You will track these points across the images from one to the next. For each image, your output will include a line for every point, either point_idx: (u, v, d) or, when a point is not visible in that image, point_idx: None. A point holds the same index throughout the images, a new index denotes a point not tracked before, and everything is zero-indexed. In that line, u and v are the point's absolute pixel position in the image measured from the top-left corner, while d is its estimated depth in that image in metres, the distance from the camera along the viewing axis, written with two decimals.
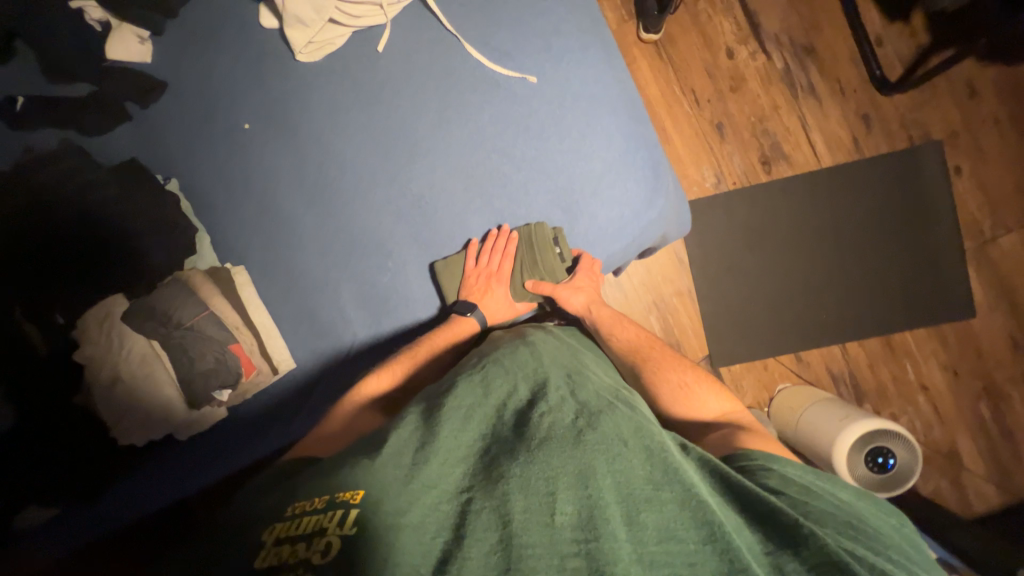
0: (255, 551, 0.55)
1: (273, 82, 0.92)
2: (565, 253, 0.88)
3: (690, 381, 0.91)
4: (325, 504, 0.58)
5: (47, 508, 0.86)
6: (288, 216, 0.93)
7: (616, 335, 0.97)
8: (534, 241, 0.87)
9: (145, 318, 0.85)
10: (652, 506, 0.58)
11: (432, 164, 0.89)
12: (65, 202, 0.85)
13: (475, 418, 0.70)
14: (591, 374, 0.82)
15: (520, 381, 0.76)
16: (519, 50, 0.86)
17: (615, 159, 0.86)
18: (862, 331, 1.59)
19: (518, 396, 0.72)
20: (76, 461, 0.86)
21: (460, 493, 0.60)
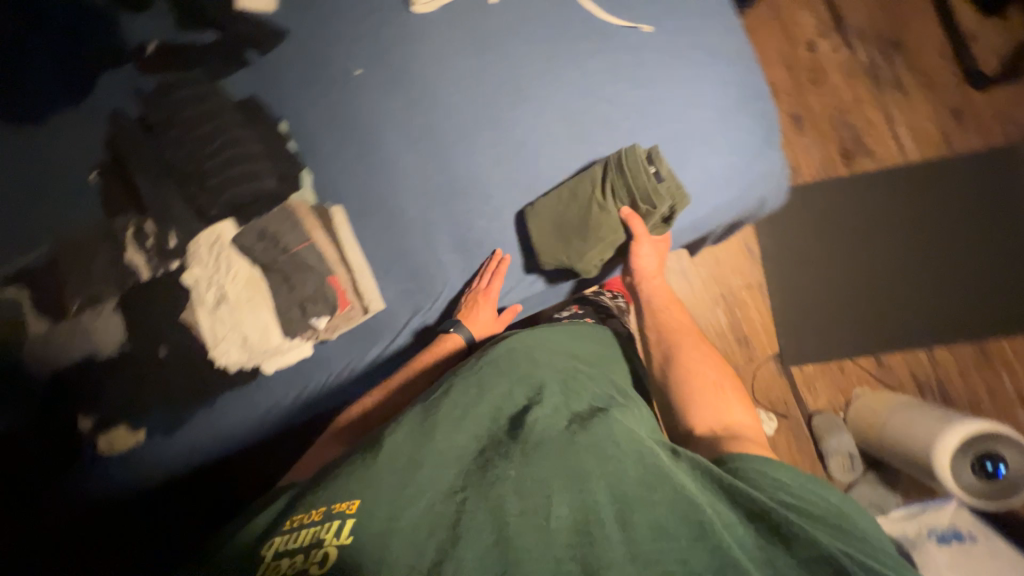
0: (257, 568, 0.51)
1: (387, 30, 0.95)
2: (662, 171, 0.84)
3: (713, 381, 0.79)
4: (321, 516, 0.53)
5: (137, 431, 0.90)
6: (387, 158, 0.94)
7: (660, 314, 0.91)
8: (625, 163, 0.84)
9: (255, 239, 0.88)
10: (644, 505, 0.51)
11: (538, 111, 0.90)
12: (192, 125, 0.91)
13: (470, 419, 0.62)
14: (580, 367, 0.75)
15: (516, 378, 0.68)
16: (634, 4, 0.90)
17: (727, 109, 0.88)
18: (952, 336, 1.48)
19: (515, 397, 0.66)
20: (166, 390, 0.90)
21: (454, 492, 0.54)
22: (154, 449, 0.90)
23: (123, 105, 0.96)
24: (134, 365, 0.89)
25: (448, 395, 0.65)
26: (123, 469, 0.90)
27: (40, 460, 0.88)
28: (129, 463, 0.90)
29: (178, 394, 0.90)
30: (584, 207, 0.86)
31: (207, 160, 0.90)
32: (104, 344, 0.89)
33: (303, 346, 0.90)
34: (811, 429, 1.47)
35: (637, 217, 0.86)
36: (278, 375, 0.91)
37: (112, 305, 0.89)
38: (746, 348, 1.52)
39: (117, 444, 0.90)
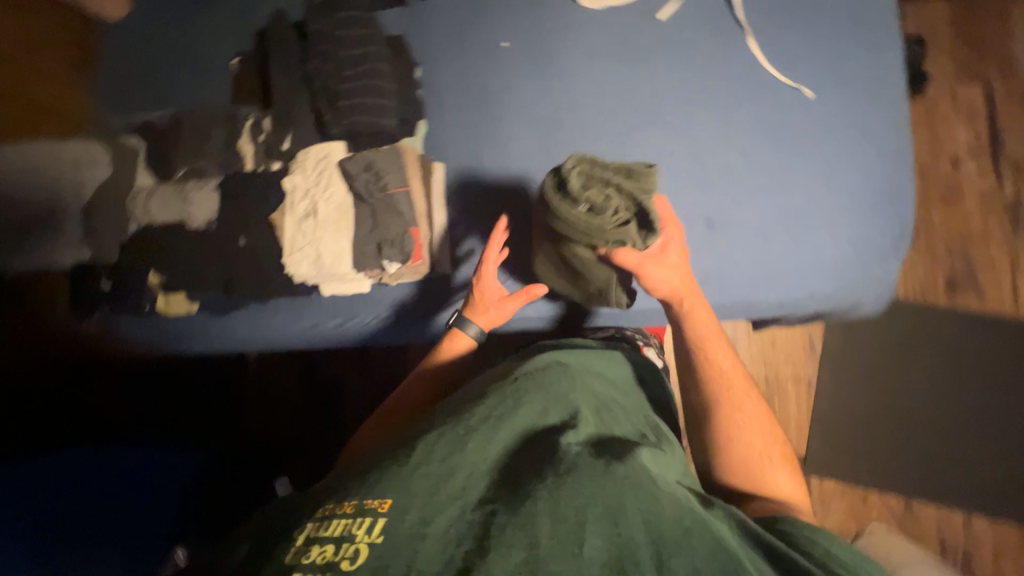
0: (283, 552, 0.44)
1: (547, 14, 0.96)
2: (590, 202, 0.72)
3: (761, 447, 0.73)
4: (352, 509, 0.45)
5: (194, 302, 0.98)
6: (503, 135, 0.94)
7: (701, 354, 0.77)
8: (561, 194, 0.73)
9: (359, 169, 0.89)
10: (685, 554, 0.46)
11: (666, 139, 0.88)
12: (339, 43, 0.91)
13: (503, 430, 0.57)
14: (612, 398, 0.70)
15: (552, 393, 0.64)
16: (804, 65, 0.85)
17: (857, 203, 0.84)
18: (997, 510, 1.36)
19: (550, 417, 0.60)
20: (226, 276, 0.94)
21: (484, 503, 0.48)
22: (204, 325, 0.99)
23: (286, 7, 1.01)
24: (212, 245, 0.94)
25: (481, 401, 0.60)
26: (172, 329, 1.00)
27: (114, 299, 0.97)
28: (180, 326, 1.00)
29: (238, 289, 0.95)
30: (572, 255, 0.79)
31: (342, 80, 0.90)
32: (193, 216, 0.94)
33: (365, 283, 0.93)
34: None
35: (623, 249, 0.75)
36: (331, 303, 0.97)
37: (213, 184, 0.95)
38: None
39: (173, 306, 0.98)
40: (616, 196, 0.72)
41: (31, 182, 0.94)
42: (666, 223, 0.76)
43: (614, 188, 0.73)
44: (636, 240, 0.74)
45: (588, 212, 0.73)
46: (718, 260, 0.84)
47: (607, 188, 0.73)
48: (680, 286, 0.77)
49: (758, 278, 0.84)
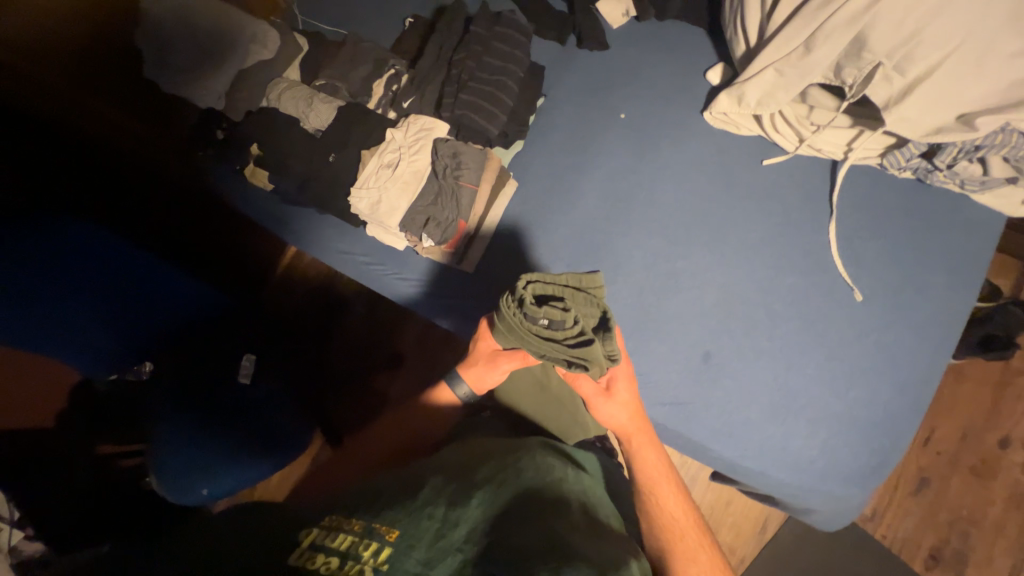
0: (295, 550, 0.51)
1: (671, 112, 1.03)
2: (550, 320, 0.72)
3: None
4: (359, 530, 0.52)
5: (270, 184, 1.14)
6: (579, 189, 1.04)
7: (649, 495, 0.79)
8: (521, 313, 0.72)
9: (446, 153, 0.97)
10: None
11: (709, 266, 0.92)
12: (484, 48, 0.98)
13: (503, 497, 0.61)
14: (603, 496, 0.73)
15: (548, 472, 0.67)
16: (870, 270, 0.85)
17: (862, 424, 0.79)
18: None
19: (550, 495, 0.63)
20: (302, 177, 1.09)
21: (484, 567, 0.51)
22: (267, 203, 1.17)
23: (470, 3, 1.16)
24: (309, 148, 1.08)
25: (485, 464, 0.66)
26: (247, 197, 1.18)
27: (217, 148, 1.14)
28: (252, 197, 1.17)
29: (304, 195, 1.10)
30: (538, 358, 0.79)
31: (474, 79, 0.97)
32: (309, 120, 1.10)
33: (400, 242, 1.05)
34: None
35: (583, 377, 0.78)
36: (365, 245, 1.10)
37: (337, 104, 1.10)
38: None
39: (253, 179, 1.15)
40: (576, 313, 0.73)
41: (215, 36, 1.12)
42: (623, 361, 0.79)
43: (575, 303, 0.73)
44: (598, 360, 0.73)
45: (547, 327, 0.73)
46: (695, 392, 0.86)
47: (566, 305, 0.72)
48: (632, 424, 0.80)
49: (723, 430, 0.84)
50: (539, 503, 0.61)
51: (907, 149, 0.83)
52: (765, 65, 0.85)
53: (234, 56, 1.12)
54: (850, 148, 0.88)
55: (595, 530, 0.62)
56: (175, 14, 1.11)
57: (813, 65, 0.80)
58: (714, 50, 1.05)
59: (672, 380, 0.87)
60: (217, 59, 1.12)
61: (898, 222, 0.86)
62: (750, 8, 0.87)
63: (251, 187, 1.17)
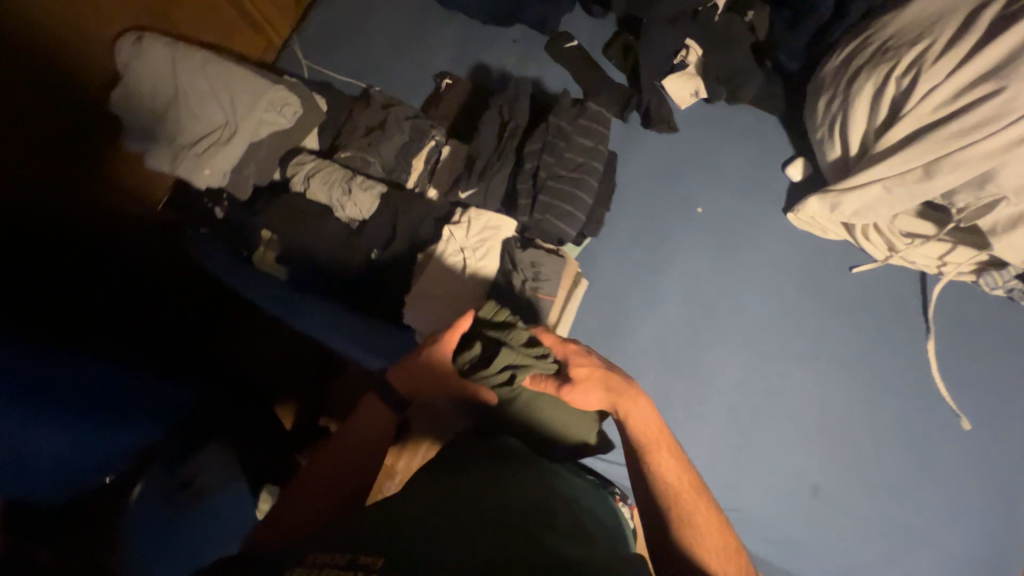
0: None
1: (752, 207, 0.97)
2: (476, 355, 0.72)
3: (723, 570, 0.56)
4: (342, 562, 0.44)
5: (280, 270, 0.94)
6: (659, 290, 0.94)
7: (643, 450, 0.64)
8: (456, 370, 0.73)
9: (525, 261, 0.86)
10: None
11: (806, 383, 0.87)
12: (560, 141, 0.86)
13: (484, 502, 0.55)
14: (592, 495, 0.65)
15: (532, 475, 0.61)
16: (973, 394, 0.83)
17: (978, 561, 0.77)
18: None
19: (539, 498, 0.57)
20: (333, 270, 0.92)
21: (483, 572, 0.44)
22: (275, 290, 0.93)
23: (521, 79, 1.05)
24: (344, 242, 0.92)
25: (459, 476, 0.60)
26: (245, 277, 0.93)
27: (218, 231, 0.96)
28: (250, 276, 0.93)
29: (331, 287, 0.92)
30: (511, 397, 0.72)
31: (552, 176, 0.85)
32: (343, 208, 0.93)
33: None
34: None
35: (541, 376, 0.71)
36: None
37: (378, 191, 0.93)
38: None
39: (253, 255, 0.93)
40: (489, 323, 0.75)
41: (205, 97, 0.90)
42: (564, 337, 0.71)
43: (479, 330, 0.74)
44: (516, 353, 0.71)
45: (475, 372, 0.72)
46: (806, 531, 0.80)
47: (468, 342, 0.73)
48: (614, 384, 0.68)
49: (840, 574, 0.78)
50: (520, 499, 0.56)
51: (1003, 273, 0.82)
52: (873, 179, 0.80)
53: (247, 126, 0.92)
54: (944, 263, 0.86)
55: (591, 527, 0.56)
56: (167, 73, 0.88)
57: (929, 189, 0.76)
58: (792, 140, 0.99)
59: (777, 514, 0.82)
60: (224, 130, 0.91)
61: (995, 342, 0.84)
62: (855, 116, 0.82)
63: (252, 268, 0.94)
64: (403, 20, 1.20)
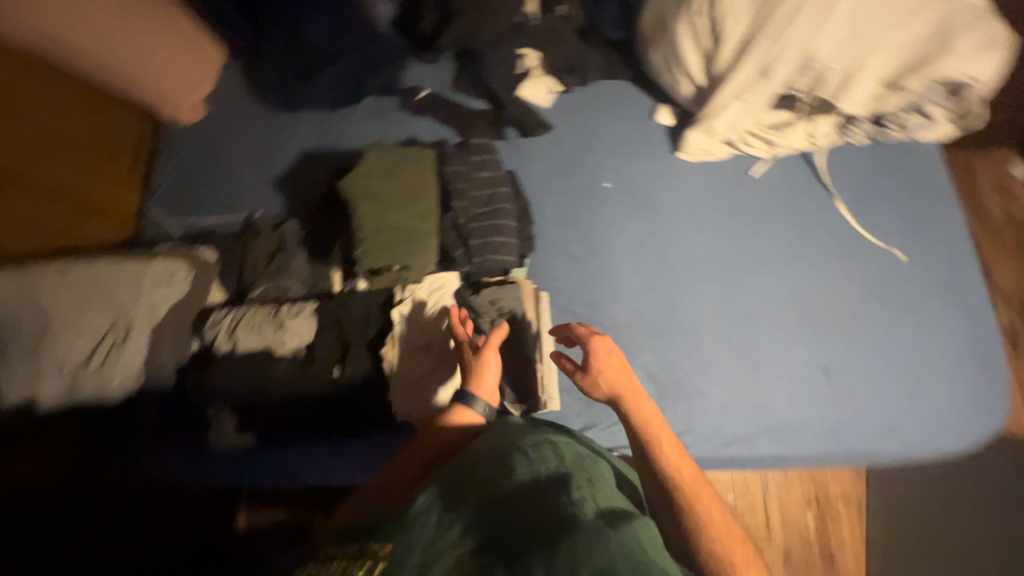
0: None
1: (648, 160, 1.03)
2: (403, 265, 0.85)
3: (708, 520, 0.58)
4: (353, 554, 0.48)
5: (241, 433, 0.86)
6: (611, 268, 0.97)
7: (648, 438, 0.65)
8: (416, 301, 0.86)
9: (477, 301, 0.86)
10: (657, 561, 0.48)
11: (769, 284, 0.94)
12: (460, 184, 0.88)
13: (461, 470, 0.59)
14: (564, 433, 0.70)
15: (499, 435, 0.65)
16: (887, 229, 0.95)
17: (965, 358, 0.88)
18: None
19: (511, 449, 0.62)
20: (302, 403, 0.85)
21: (469, 538, 0.50)
22: (250, 450, 0.86)
23: None
24: (298, 373, 0.85)
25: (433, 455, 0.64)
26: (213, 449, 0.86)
27: None
28: (220, 454, 0.86)
29: (305, 419, 0.85)
30: (370, 248, 0.85)
31: (471, 220, 0.87)
32: (283, 343, 0.87)
33: None
34: None
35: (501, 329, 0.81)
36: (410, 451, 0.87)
37: (310, 309, 0.89)
38: None
39: (208, 434, 0.86)
40: (376, 268, 0.86)
41: (82, 305, 0.81)
42: (592, 334, 0.76)
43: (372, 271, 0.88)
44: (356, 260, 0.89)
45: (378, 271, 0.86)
46: (838, 409, 0.86)
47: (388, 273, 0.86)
48: (620, 386, 0.71)
49: (883, 431, 0.85)
50: (494, 459, 0.60)
51: (858, 123, 0.95)
52: (727, 97, 0.90)
53: (141, 312, 0.84)
54: (814, 137, 0.98)
55: (562, 457, 0.61)
56: (22, 301, 0.79)
57: (773, 86, 0.88)
58: (648, 93, 1.08)
59: (810, 408, 0.86)
60: (117, 329, 0.82)
61: (881, 182, 0.98)
62: (688, 54, 0.92)
63: (213, 446, 0.86)
64: (253, 139, 1.16)
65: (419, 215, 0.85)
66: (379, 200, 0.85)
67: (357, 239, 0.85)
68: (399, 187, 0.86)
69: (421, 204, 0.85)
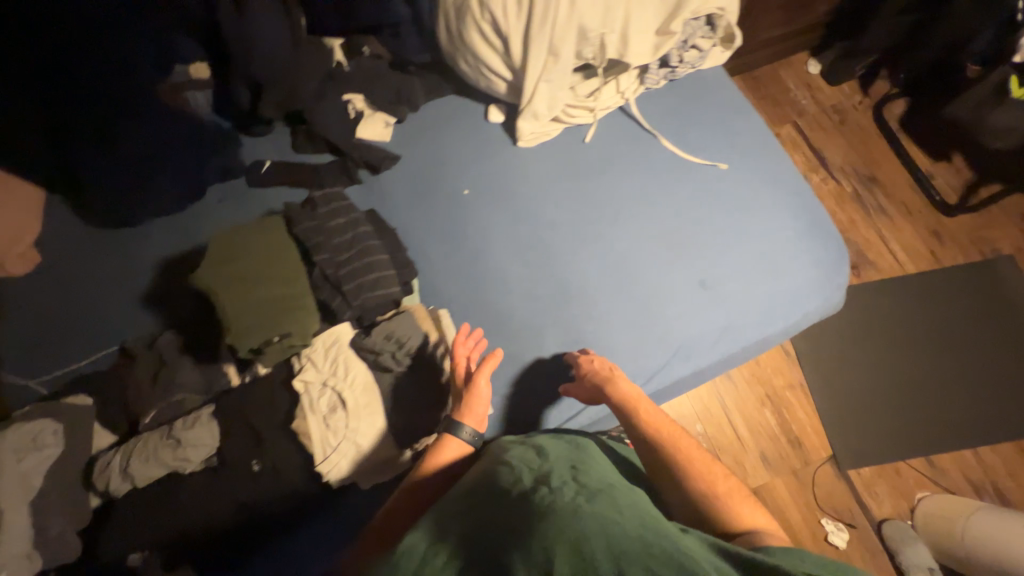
0: None
1: (495, 157, 1.09)
2: (284, 332, 0.82)
3: (726, 493, 0.77)
4: None
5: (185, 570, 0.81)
6: (496, 264, 1.01)
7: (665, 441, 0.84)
8: (316, 363, 0.85)
9: (377, 343, 0.86)
10: (614, 520, 0.59)
11: (634, 228, 1.02)
12: (320, 237, 0.88)
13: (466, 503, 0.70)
14: (550, 443, 0.83)
15: (494, 465, 0.77)
16: (709, 148, 1.08)
17: (804, 230, 1.01)
18: (977, 438, 1.56)
19: (502, 472, 0.74)
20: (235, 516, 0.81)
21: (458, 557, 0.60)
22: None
23: None
24: (217, 485, 0.80)
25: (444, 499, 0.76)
26: None
27: None
28: None
29: (248, 530, 0.82)
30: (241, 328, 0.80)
31: (341, 266, 0.87)
32: (189, 460, 0.80)
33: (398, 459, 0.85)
34: (883, 540, 1.48)
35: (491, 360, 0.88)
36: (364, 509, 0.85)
37: (208, 414, 0.82)
38: (800, 449, 1.58)
39: None
40: (257, 346, 0.82)
41: None
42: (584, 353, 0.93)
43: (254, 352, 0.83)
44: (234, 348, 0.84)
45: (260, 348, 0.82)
46: (724, 314, 0.96)
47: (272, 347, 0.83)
48: (625, 397, 0.88)
49: (764, 318, 0.96)
50: (490, 485, 0.72)
51: (652, 70, 1.07)
52: (534, 83, 0.98)
53: (10, 489, 0.75)
54: (624, 92, 1.09)
55: (542, 465, 0.74)
56: None
57: (566, 62, 0.97)
58: (475, 99, 1.15)
59: (702, 322, 0.95)
60: None
61: (691, 111, 1.11)
62: (488, 57, 0.99)
63: None
64: (101, 267, 1.09)
65: (285, 280, 0.84)
66: (237, 279, 0.82)
67: (224, 324, 0.80)
68: (254, 260, 0.84)
69: (283, 269, 0.85)
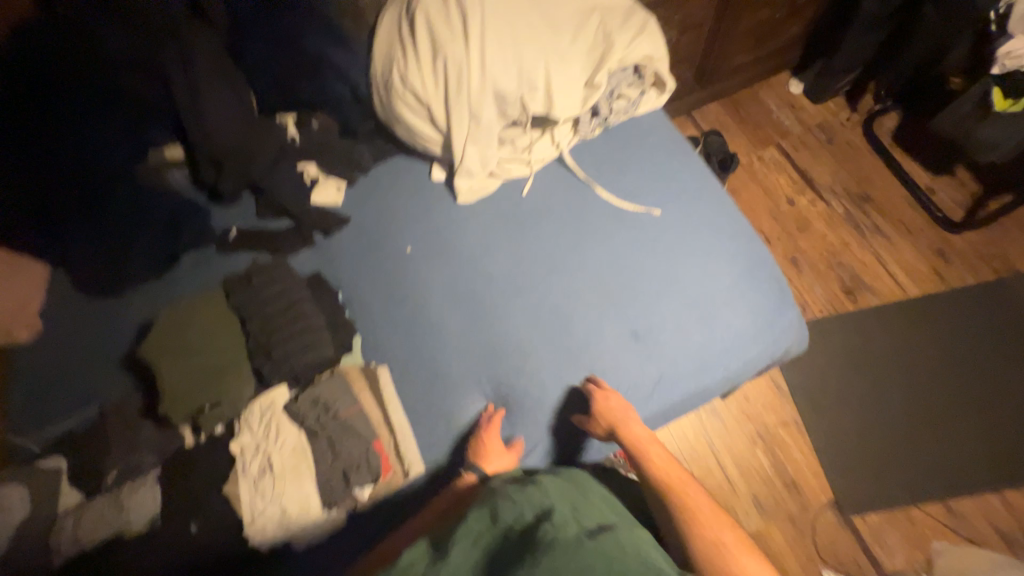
0: None
1: (436, 214, 1.14)
2: (216, 400, 0.90)
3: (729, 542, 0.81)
4: None
5: None
6: (434, 319, 1.03)
7: (674, 489, 0.88)
8: (251, 426, 0.92)
9: (308, 406, 0.93)
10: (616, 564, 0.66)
11: (569, 277, 1.02)
12: (260, 307, 0.96)
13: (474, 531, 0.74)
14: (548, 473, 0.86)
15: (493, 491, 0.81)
16: (644, 194, 1.08)
17: (737, 275, 1.01)
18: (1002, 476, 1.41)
19: (504, 500, 0.78)
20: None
21: None
22: None
23: None
24: (156, 546, 0.85)
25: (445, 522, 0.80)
26: None
27: None
28: None
29: None
30: (177, 396, 0.89)
31: (274, 333, 0.94)
32: (132, 522, 0.86)
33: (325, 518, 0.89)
34: None
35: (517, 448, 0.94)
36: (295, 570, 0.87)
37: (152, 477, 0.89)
38: (797, 493, 1.45)
39: None
40: (191, 412, 0.90)
41: None
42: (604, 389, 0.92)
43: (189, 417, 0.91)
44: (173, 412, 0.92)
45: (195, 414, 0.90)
46: (654, 364, 0.96)
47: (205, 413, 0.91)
48: (643, 440, 0.92)
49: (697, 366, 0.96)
50: (498, 514, 0.76)
51: (585, 121, 1.09)
52: (462, 145, 1.03)
53: None
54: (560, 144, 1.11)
55: (544, 497, 0.78)
56: None
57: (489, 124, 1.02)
58: (419, 159, 1.20)
59: (633, 373, 0.95)
60: None
61: (626, 158, 1.12)
62: (419, 124, 1.05)
63: None
64: None
65: (224, 349, 0.93)
66: (178, 349, 0.91)
67: (162, 391, 0.89)
68: (196, 331, 0.93)
69: (223, 339, 0.93)
